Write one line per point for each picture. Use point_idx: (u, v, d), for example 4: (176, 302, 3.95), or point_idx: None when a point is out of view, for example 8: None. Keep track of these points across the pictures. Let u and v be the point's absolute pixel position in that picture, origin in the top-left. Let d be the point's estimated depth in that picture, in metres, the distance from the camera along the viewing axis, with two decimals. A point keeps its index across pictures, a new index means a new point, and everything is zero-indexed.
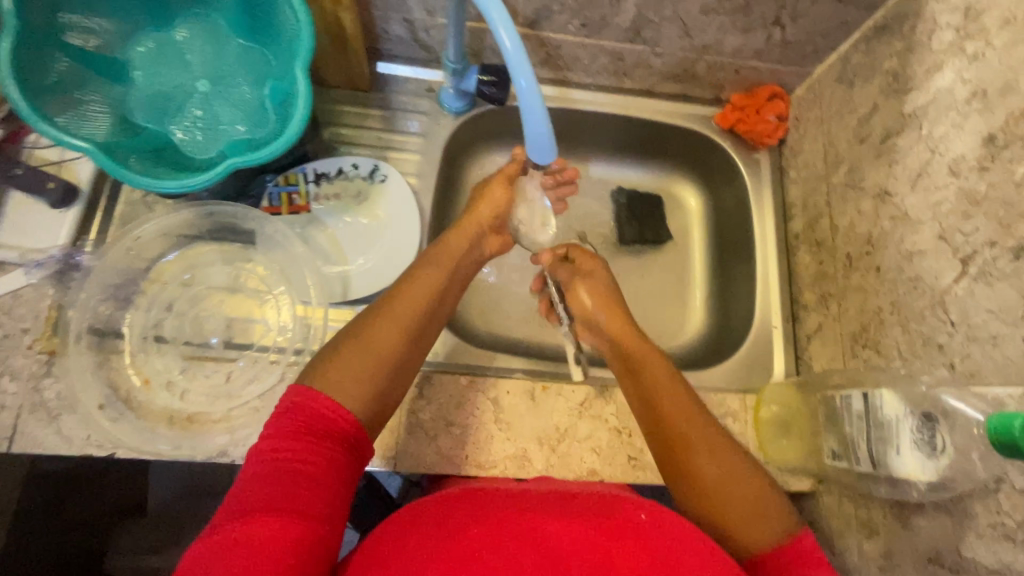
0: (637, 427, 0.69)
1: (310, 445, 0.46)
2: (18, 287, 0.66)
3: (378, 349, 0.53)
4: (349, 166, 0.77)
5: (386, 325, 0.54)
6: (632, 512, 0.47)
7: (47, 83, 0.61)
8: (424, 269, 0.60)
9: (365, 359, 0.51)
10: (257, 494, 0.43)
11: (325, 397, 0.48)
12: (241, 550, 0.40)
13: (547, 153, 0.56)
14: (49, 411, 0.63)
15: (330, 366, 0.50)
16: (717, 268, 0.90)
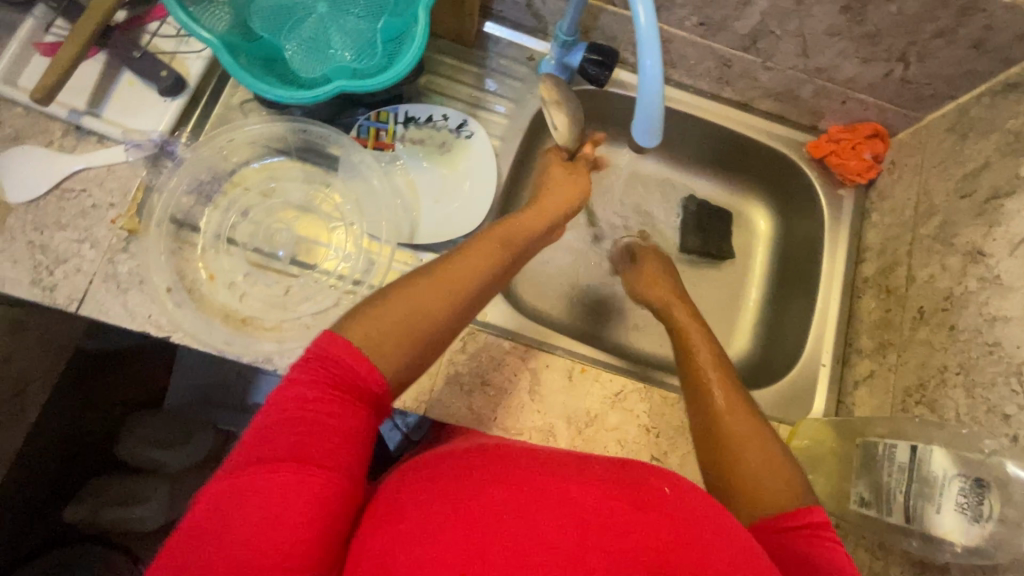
0: (666, 429, 0.69)
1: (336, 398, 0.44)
2: (115, 162, 0.70)
3: (421, 311, 0.50)
4: (439, 115, 0.77)
5: (438, 293, 0.52)
6: (658, 486, 0.46)
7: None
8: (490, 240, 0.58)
9: (408, 316, 0.49)
10: (272, 442, 0.42)
11: (350, 346, 0.46)
12: (259, 500, 0.39)
13: (651, 139, 0.56)
14: (119, 283, 0.67)
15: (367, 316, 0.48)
16: (772, 297, 0.89)
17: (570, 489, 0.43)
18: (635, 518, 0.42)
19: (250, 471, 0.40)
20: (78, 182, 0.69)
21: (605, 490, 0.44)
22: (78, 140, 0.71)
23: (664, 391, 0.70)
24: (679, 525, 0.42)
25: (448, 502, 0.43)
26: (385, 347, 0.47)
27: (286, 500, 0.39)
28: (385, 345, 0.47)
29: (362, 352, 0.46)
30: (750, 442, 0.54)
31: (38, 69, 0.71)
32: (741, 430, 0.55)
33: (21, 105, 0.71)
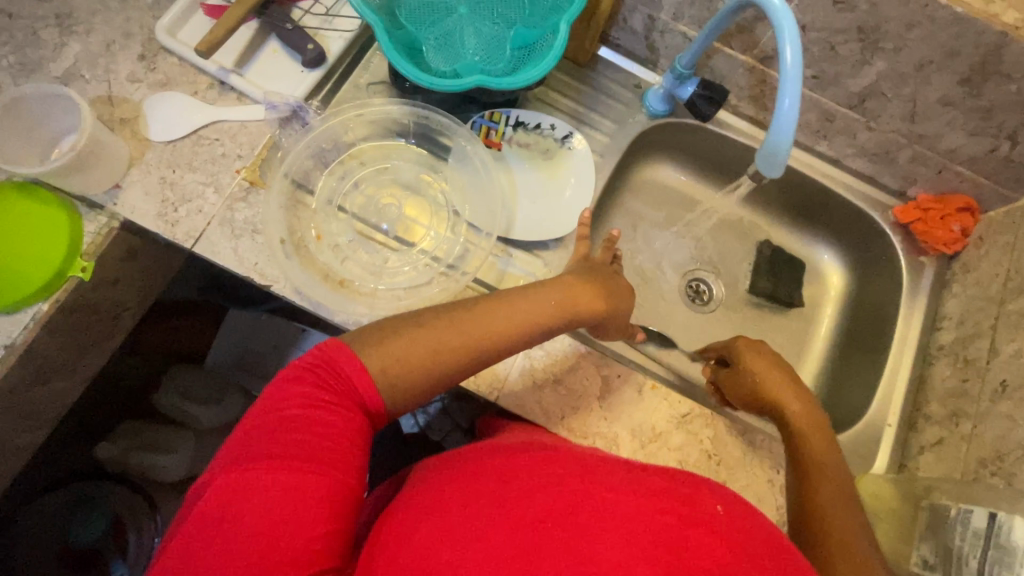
0: (728, 459, 0.70)
1: (334, 411, 0.49)
2: (251, 119, 0.76)
3: (439, 352, 0.55)
4: (547, 124, 0.81)
5: (450, 341, 0.55)
6: (710, 503, 0.47)
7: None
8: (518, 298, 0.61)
9: (426, 356, 0.54)
10: (279, 441, 0.46)
11: (361, 372, 0.51)
12: (269, 493, 0.44)
13: (775, 170, 0.57)
14: (234, 228, 0.72)
15: (382, 349, 0.53)
16: (837, 351, 0.89)
17: (620, 499, 0.45)
18: (690, 535, 0.43)
19: (261, 466, 0.45)
20: (213, 132, 0.75)
21: (655, 503, 0.45)
22: (221, 95, 0.77)
23: (730, 421, 0.71)
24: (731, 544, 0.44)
25: (496, 507, 0.46)
26: (398, 383, 0.52)
27: (297, 494, 0.44)
28: (395, 381, 0.52)
29: (370, 379, 0.51)
30: (849, 546, 0.53)
31: (199, 27, 0.78)
32: None
33: (177, 56, 0.77)
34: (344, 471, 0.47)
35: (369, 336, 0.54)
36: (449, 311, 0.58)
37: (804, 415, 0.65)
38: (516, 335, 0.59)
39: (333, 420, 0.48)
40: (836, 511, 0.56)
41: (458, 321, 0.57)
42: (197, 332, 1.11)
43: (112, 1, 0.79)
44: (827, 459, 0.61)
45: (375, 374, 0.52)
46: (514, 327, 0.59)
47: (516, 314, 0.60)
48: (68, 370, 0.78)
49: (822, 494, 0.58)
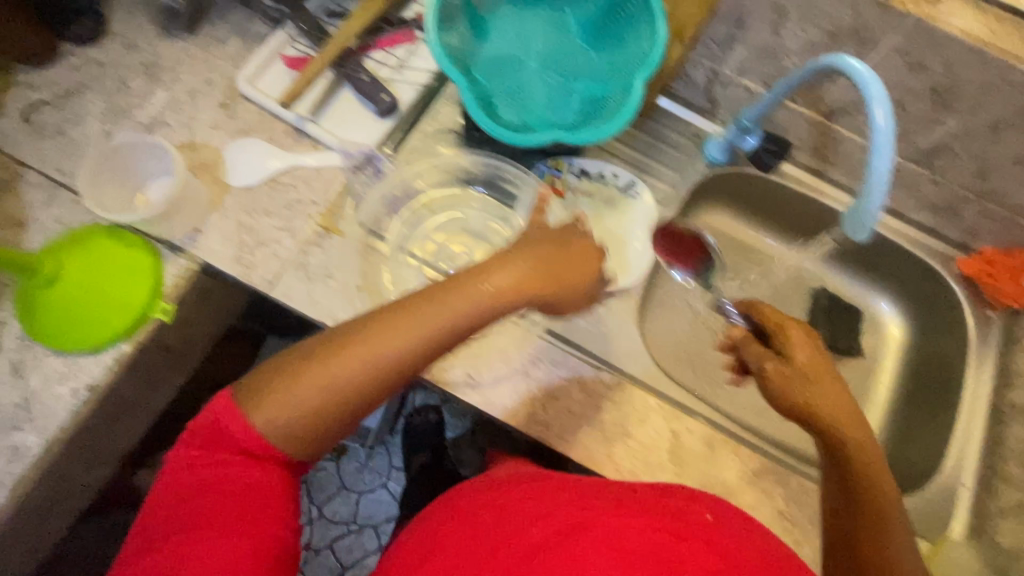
0: (803, 519, 0.68)
1: (258, 469, 0.50)
2: (327, 166, 0.78)
3: (344, 392, 0.50)
4: (610, 172, 0.82)
5: (349, 369, 0.49)
6: (699, 513, 0.47)
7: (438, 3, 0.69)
8: (423, 293, 0.53)
9: (324, 399, 0.49)
10: (191, 514, 0.48)
11: (240, 421, 0.49)
12: (191, 564, 0.46)
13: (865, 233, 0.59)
14: (308, 273, 0.73)
15: (275, 392, 0.49)
16: (900, 403, 0.88)
17: (605, 520, 0.45)
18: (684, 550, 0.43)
19: (187, 541, 0.47)
20: (289, 177, 0.77)
21: (648, 520, 0.45)
22: (296, 141, 0.79)
23: (805, 479, 0.69)
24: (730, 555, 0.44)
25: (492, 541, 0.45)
26: (291, 430, 0.49)
27: (220, 562, 0.46)
28: (289, 427, 0.49)
29: (249, 423, 0.49)
30: None
31: (276, 76, 0.81)
32: None
33: (255, 103, 0.80)
34: (262, 527, 0.49)
35: (248, 384, 0.51)
36: (343, 337, 0.51)
37: (859, 432, 0.56)
38: (428, 349, 0.51)
39: (251, 478, 0.50)
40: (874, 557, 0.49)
41: (351, 338, 0.50)
42: (245, 363, 1.12)
43: (195, 50, 0.82)
44: (879, 490, 0.53)
45: (262, 428, 0.49)
46: (431, 333, 0.51)
47: (422, 310, 0.51)
48: (143, 408, 0.79)
49: (889, 516, 0.51)
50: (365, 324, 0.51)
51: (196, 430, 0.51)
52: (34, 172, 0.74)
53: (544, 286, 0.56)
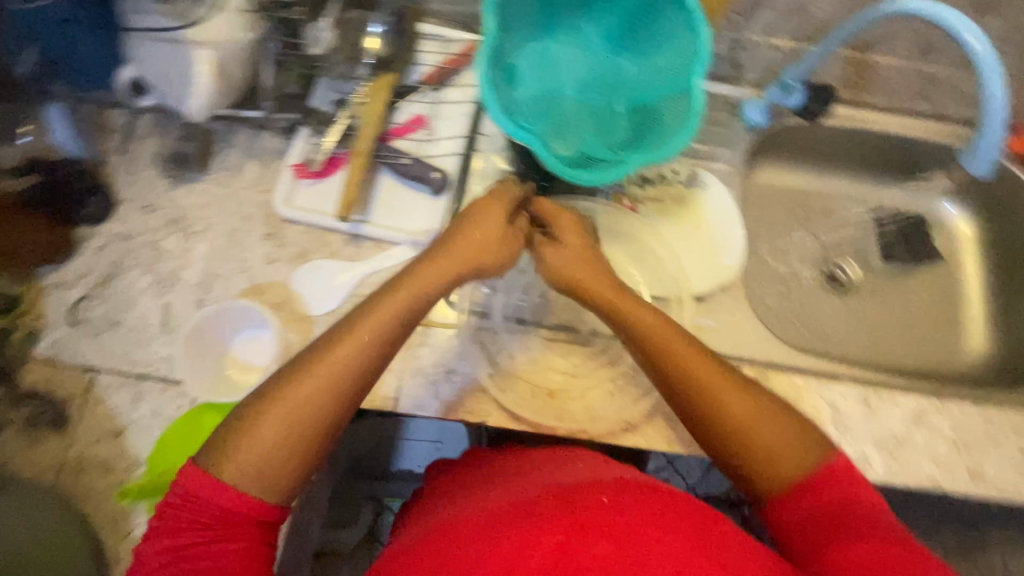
0: (973, 440, 0.71)
1: (219, 534, 0.51)
2: (402, 262, 0.74)
3: (293, 419, 0.53)
4: (669, 171, 0.83)
5: (316, 390, 0.54)
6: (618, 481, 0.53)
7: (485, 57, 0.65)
8: (357, 322, 0.57)
9: (279, 430, 0.53)
10: None
11: (188, 475, 0.52)
12: None
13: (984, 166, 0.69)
14: (427, 375, 0.70)
15: (242, 442, 0.52)
16: (993, 293, 0.91)
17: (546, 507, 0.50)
18: (569, 544, 0.43)
19: None
20: (367, 286, 0.74)
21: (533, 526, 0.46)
22: (358, 248, 0.75)
23: (960, 402, 0.72)
24: (621, 536, 0.44)
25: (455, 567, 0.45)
26: (268, 473, 0.53)
27: None
28: (279, 462, 0.53)
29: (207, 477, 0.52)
30: (789, 446, 0.55)
31: (311, 187, 0.76)
32: (778, 445, 0.55)
33: (302, 223, 0.76)
34: None
35: (238, 417, 0.54)
36: (290, 368, 0.56)
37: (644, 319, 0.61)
38: (343, 385, 0.55)
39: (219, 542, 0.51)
40: (737, 424, 0.56)
41: (320, 360, 0.55)
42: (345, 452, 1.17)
43: (216, 188, 0.77)
44: (696, 364, 0.58)
45: (231, 472, 0.52)
46: (340, 369, 0.55)
47: (363, 341, 0.56)
48: (301, 531, 0.81)
49: (717, 392, 0.57)
50: (306, 353, 0.56)
51: (167, 506, 0.52)
52: (106, 374, 0.69)
53: (473, 257, 0.63)
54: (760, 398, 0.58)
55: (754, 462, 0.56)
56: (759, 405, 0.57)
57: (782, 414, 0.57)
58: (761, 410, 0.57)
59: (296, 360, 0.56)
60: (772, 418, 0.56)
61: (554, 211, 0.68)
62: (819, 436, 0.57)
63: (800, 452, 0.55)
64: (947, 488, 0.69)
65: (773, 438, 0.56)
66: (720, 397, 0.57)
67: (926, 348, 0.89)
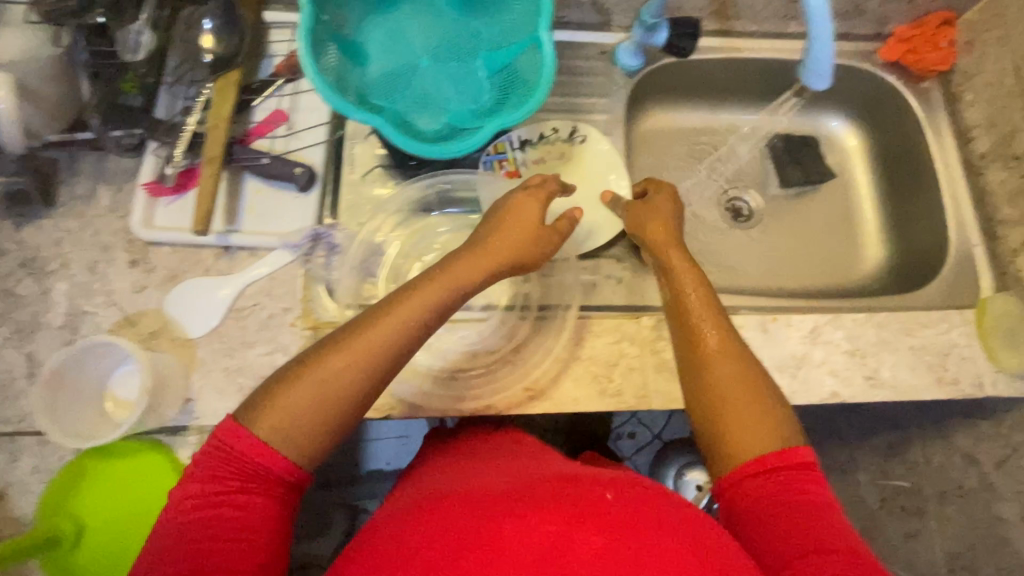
0: (869, 347, 0.72)
1: (244, 491, 0.48)
2: (279, 267, 0.71)
3: (326, 397, 0.51)
4: (549, 130, 0.81)
5: (343, 367, 0.52)
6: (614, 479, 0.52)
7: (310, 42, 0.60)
8: (416, 291, 0.56)
9: (316, 403, 0.50)
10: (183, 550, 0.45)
11: (243, 433, 0.49)
12: None
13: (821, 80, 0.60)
14: None
15: (279, 397, 0.50)
16: (886, 200, 0.92)
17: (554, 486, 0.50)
18: (574, 534, 0.43)
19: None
20: (247, 298, 0.71)
21: (543, 514, 0.45)
22: (232, 260, 0.72)
23: (852, 313, 0.74)
24: (625, 528, 0.44)
25: (412, 551, 0.44)
26: (293, 443, 0.50)
27: None
28: (303, 434, 0.50)
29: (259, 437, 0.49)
30: (755, 426, 0.55)
31: (169, 204, 0.72)
32: (744, 414, 0.56)
33: (167, 244, 0.71)
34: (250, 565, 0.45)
35: (272, 384, 0.51)
36: (330, 344, 0.53)
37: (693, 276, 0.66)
38: (378, 366, 0.53)
39: (240, 494, 0.48)
40: (728, 381, 0.57)
41: (359, 338, 0.53)
42: None
43: (68, 222, 0.72)
44: (717, 335, 0.61)
45: (265, 435, 0.49)
46: (375, 352, 0.53)
47: (397, 324, 0.54)
48: None
49: (727, 375, 0.58)
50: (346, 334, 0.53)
51: (205, 455, 0.49)
52: None
53: (513, 254, 0.62)
54: (766, 395, 0.57)
55: (711, 417, 0.57)
56: (737, 380, 0.58)
57: (782, 417, 0.56)
58: (755, 391, 0.57)
59: (335, 338, 0.53)
60: (753, 391, 0.57)
61: (637, 212, 0.74)
62: (787, 415, 0.56)
63: (766, 425, 0.55)
64: (848, 397, 0.71)
65: (742, 406, 0.56)
66: (719, 360, 0.59)
67: (827, 264, 0.91)
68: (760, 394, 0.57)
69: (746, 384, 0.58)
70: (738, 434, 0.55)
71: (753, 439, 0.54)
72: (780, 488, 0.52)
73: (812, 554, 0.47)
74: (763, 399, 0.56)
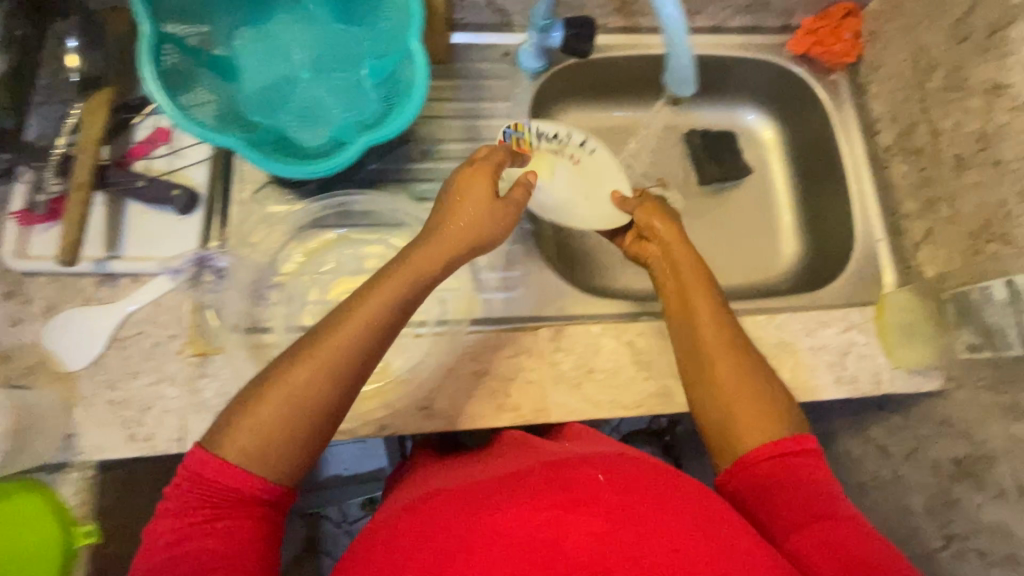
0: (769, 349, 0.72)
1: (225, 517, 0.47)
2: (163, 294, 0.69)
3: (293, 406, 0.48)
4: (448, 143, 0.80)
5: (305, 377, 0.49)
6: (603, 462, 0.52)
7: (167, 68, 0.60)
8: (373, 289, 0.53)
9: (285, 411, 0.48)
10: None
11: (210, 459, 0.47)
12: None
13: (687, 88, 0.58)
14: (212, 409, 0.67)
15: (248, 411, 0.48)
16: (803, 194, 0.91)
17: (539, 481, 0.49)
18: (566, 521, 0.43)
19: None
20: (132, 327, 0.68)
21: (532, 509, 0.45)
22: (115, 288, 0.69)
23: (753, 316, 0.73)
24: (614, 515, 0.44)
25: (410, 550, 0.45)
26: (265, 454, 0.48)
27: None
28: (271, 451, 0.48)
29: (228, 461, 0.47)
30: (752, 412, 0.56)
31: (43, 232, 0.69)
32: (740, 404, 0.57)
33: (45, 274, 0.69)
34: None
35: (243, 399, 0.49)
36: (301, 349, 0.50)
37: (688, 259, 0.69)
38: (344, 373, 0.50)
39: (217, 522, 0.46)
40: (724, 369, 0.59)
41: (328, 340, 0.50)
42: None
43: None
44: (718, 322, 0.62)
45: (234, 458, 0.47)
46: (338, 357, 0.50)
47: (368, 318, 0.52)
48: None
49: (722, 367, 0.59)
50: (315, 340, 0.51)
51: (175, 488, 0.48)
52: None
53: (460, 245, 0.59)
54: (762, 383, 0.58)
55: (709, 397, 0.58)
56: (738, 378, 0.58)
57: (780, 406, 0.56)
58: (752, 382, 0.58)
59: (312, 341, 0.50)
60: (749, 381, 0.58)
61: (649, 210, 0.75)
62: (791, 408, 0.57)
63: (762, 412, 0.56)
64: None
65: (734, 386, 0.58)
66: (717, 347, 0.60)
67: (745, 262, 0.90)
68: (754, 386, 0.58)
69: (748, 375, 0.58)
70: (739, 418, 0.56)
71: (750, 426, 0.55)
72: (780, 470, 0.53)
73: (823, 518, 0.49)
74: (760, 387, 0.57)
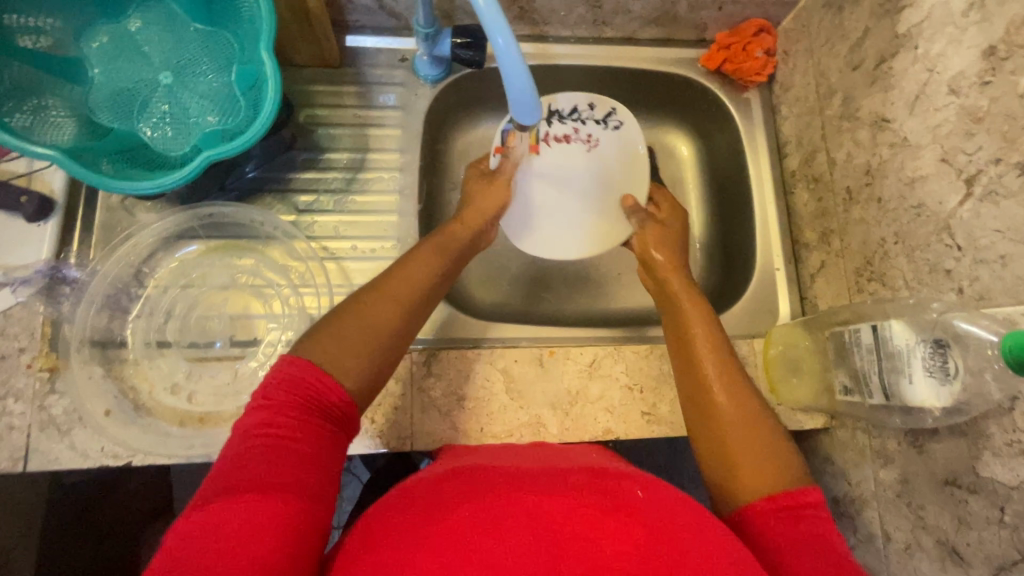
0: (647, 381, 0.70)
1: (304, 424, 0.44)
2: (8, 307, 0.63)
3: (370, 327, 0.50)
4: (335, 153, 0.76)
5: (382, 303, 0.53)
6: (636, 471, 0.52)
7: (2, 89, 0.57)
8: (420, 253, 0.60)
9: (361, 337, 0.50)
10: (248, 475, 0.41)
11: (306, 360, 0.47)
12: (229, 532, 0.39)
13: (531, 113, 0.54)
14: (59, 426, 0.61)
15: (330, 323, 0.50)
16: (714, 216, 0.88)
17: (570, 474, 0.48)
18: (599, 519, 0.42)
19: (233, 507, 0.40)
20: None
21: (578, 499, 0.44)
22: None
23: (635, 346, 0.71)
24: (657, 504, 0.45)
25: (410, 533, 0.42)
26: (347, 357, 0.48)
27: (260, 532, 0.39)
28: (346, 357, 0.48)
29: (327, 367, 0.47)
30: (757, 451, 0.52)
31: None
32: (744, 441, 0.53)
33: None
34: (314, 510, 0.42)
35: (330, 315, 0.51)
36: (375, 286, 0.55)
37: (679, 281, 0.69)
38: (414, 308, 0.55)
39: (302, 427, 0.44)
40: (729, 401, 0.56)
41: (400, 274, 0.56)
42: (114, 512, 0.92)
43: None
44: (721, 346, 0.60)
45: (319, 358, 0.47)
46: (406, 295, 0.54)
47: (427, 270, 0.58)
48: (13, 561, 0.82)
49: (734, 387, 0.57)
50: (388, 279, 0.56)
51: (266, 386, 0.46)
52: None
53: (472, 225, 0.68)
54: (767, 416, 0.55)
55: (711, 420, 0.55)
56: (744, 413, 0.54)
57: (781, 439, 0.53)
58: (754, 414, 0.54)
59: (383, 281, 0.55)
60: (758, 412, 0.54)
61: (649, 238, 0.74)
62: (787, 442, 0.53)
63: (767, 445, 0.52)
64: (621, 434, 0.68)
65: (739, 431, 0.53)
66: (724, 368, 0.58)
67: None
68: (762, 418, 0.54)
69: (748, 407, 0.55)
70: (739, 455, 0.52)
71: (753, 469, 0.51)
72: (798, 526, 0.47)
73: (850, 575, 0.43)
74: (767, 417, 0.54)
